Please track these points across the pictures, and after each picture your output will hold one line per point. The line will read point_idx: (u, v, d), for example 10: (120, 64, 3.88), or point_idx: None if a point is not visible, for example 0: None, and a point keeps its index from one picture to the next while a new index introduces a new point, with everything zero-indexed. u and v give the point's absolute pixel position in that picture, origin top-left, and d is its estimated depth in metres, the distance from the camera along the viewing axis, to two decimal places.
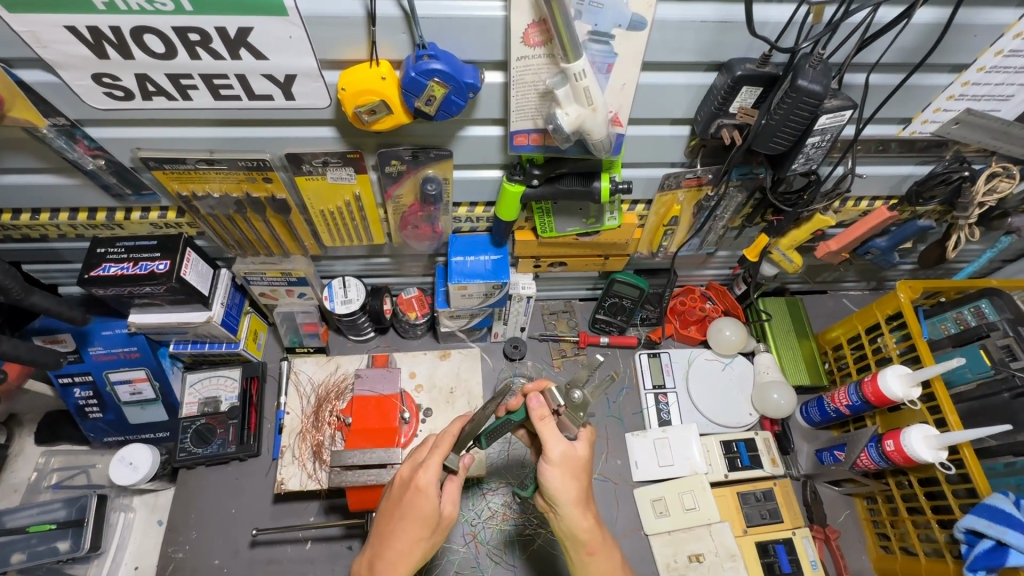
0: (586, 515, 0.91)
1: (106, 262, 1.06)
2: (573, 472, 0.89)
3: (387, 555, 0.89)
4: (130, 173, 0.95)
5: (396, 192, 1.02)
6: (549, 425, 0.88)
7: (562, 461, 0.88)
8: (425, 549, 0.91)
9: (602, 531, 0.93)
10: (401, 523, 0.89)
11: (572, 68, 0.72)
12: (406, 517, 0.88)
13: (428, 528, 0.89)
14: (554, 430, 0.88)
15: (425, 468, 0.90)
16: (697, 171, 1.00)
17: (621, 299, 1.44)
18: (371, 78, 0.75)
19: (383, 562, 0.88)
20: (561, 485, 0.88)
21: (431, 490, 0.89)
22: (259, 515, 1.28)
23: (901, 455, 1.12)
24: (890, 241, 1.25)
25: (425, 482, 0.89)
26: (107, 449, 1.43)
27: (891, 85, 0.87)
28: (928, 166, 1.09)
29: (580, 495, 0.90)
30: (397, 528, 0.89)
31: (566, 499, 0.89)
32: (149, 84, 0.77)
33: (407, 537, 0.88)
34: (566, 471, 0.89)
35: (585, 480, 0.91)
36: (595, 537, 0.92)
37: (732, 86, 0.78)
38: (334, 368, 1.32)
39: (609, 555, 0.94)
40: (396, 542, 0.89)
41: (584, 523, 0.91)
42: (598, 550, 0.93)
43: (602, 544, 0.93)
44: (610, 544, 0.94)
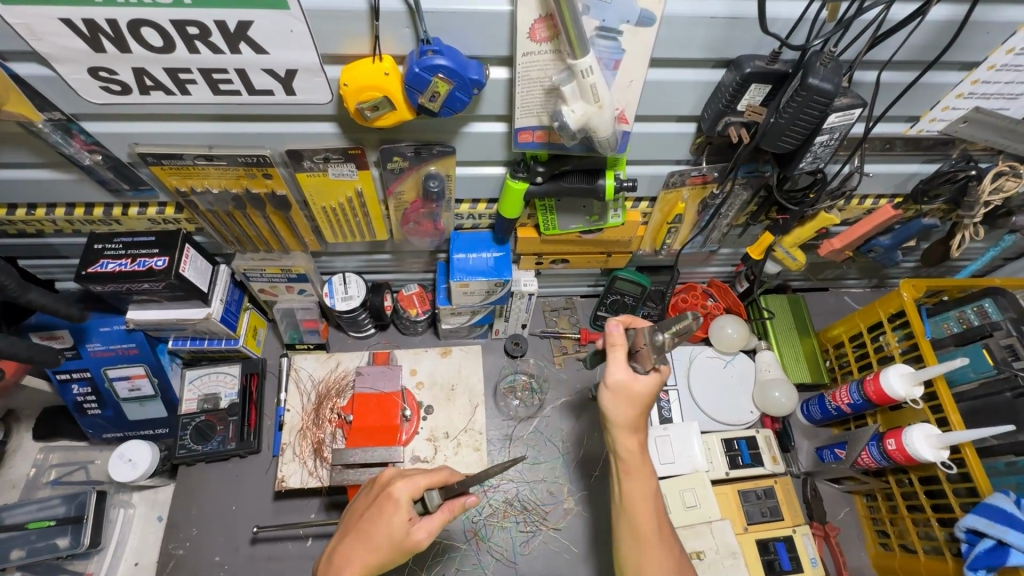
0: (636, 437, 0.93)
1: (104, 258, 1.05)
2: (636, 397, 0.91)
3: (345, 550, 0.90)
4: (127, 169, 0.93)
5: (398, 189, 1.01)
6: (618, 353, 0.94)
7: (619, 385, 0.92)
8: (382, 564, 0.89)
9: (643, 455, 0.93)
10: (363, 524, 0.90)
11: (579, 65, 0.71)
12: (372, 520, 0.90)
13: (388, 541, 0.88)
14: (620, 360, 0.94)
15: (404, 480, 0.92)
16: (703, 168, 0.99)
17: (623, 296, 1.44)
18: (374, 74, 0.74)
19: (340, 556, 0.90)
20: (620, 405, 0.92)
21: (402, 511, 0.89)
22: (260, 512, 1.28)
23: (903, 454, 1.12)
24: (893, 239, 1.25)
25: (397, 493, 0.90)
26: (106, 444, 1.42)
27: (903, 83, 0.85)
28: (934, 165, 1.08)
29: (637, 417, 0.92)
30: (359, 527, 0.90)
31: (620, 419, 0.92)
32: (147, 77, 0.75)
33: (365, 539, 0.89)
34: (620, 397, 0.92)
35: (645, 408, 0.92)
36: (635, 459, 0.93)
37: (740, 83, 0.78)
38: (335, 365, 1.30)
39: (646, 474, 0.93)
40: (356, 541, 0.90)
41: (631, 442, 0.93)
42: (636, 470, 0.93)
43: (639, 466, 0.93)
44: (647, 471, 0.94)
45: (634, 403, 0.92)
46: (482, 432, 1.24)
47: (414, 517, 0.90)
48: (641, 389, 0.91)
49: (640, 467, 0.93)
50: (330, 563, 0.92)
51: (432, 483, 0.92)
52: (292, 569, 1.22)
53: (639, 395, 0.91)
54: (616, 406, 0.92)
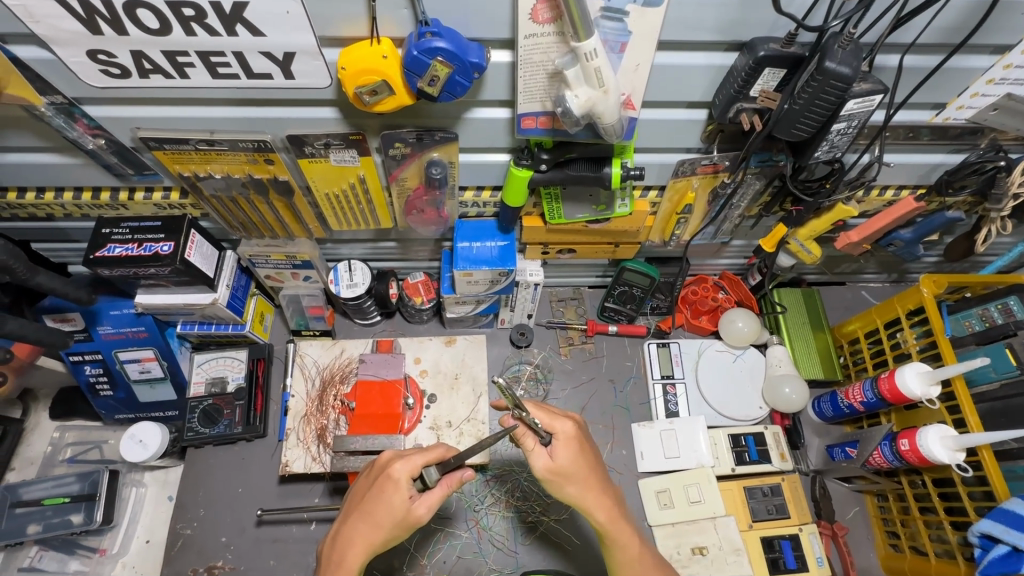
0: (604, 506, 0.91)
1: (112, 242, 1.06)
2: (568, 470, 0.89)
3: (349, 531, 0.91)
4: (131, 153, 0.93)
5: (401, 175, 0.99)
6: (528, 440, 0.89)
7: (548, 474, 0.89)
8: (385, 541, 0.90)
9: (620, 521, 0.93)
10: (364, 504, 0.91)
11: (583, 47, 0.68)
12: (373, 499, 0.90)
13: (390, 518, 0.89)
14: (535, 446, 0.89)
15: (403, 460, 0.91)
16: (714, 157, 0.96)
17: (630, 287, 1.42)
18: (371, 57, 0.72)
19: (343, 538, 0.92)
20: (569, 483, 0.90)
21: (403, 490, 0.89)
22: (265, 495, 1.30)
23: (916, 455, 1.09)
24: (915, 232, 1.21)
25: (396, 473, 0.89)
26: (119, 425, 1.45)
27: (927, 68, 0.81)
28: (961, 154, 1.04)
29: (588, 488, 0.91)
30: (361, 507, 0.91)
31: (583, 497, 0.91)
32: (146, 61, 0.75)
33: (367, 518, 0.90)
34: (555, 479, 0.90)
35: (589, 475, 0.90)
36: (611, 528, 0.92)
37: (753, 67, 0.74)
38: (339, 352, 1.30)
39: (629, 533, 0.93)
40: (360, 522, 0.90)
41: (602, 515, 0.92)
42: (619, 537, 0.93)
43: (622, 530, 0.93)
44: (630, 529, 0.93)
45: (572, 485, 0.90)
46: (484, 422, 1.25)
47: (414, 495, 0.90)
48: (568, 464, 0.89)
49: (622, 529, 0.92)
50: (334, 547, 0.93)
51: (431, 460, 0.91)
52: (296, 553, 1.24)
53: (573, 474, 0.89)
54: (559, 488, 0.90)
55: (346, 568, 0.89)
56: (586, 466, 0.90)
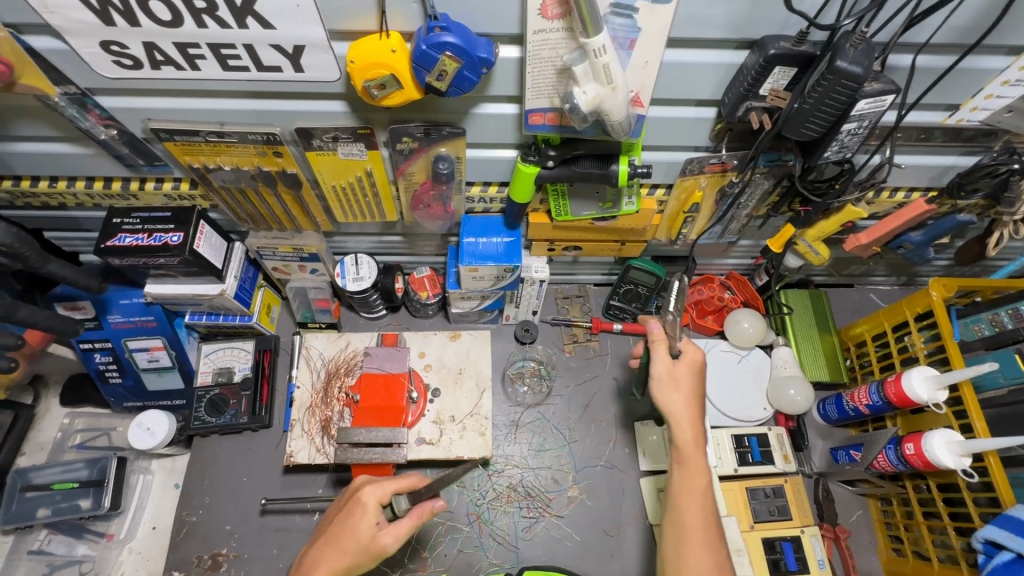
0: (692, 423, 0.91)
1: (122, 232, 1.07)
2: (684, 390, 0.93)
3: (315, 556, 0.89)
4: (141, 144, 0.94)
5: (408, 170, 0.99)
6: (661, 346, 0.95)
7: (664, 381, 0.93)
8: (349, 569, 0.87)
9: (698, 443, 0.91)
10: (333, 528, 0.90)
11: (591, 44, 0.68)
12: (344, 524, 0.89)
13: (356, 545, 0.87)
14: (661, 352, 0.94)
15: (375, 485, 0.91)
16: (722, 156, 0.95)
17: (636, 286, 1.42)
18: (381, 50, 0.72)
19: (309, 562, 0.89)
20: (677, 398, 0.92)
21: (371, 516, 0.88)
22: (269, 485, 1.31)
23: (922, 459, 1.09)
24: (925, 235, 1.21)
25: (365, 497, 0.89)
26: (127, 413, 1.47)
27: (941, 68, 0.80)
28: (974, 157, 1.02)
29: (689, 403, 0.92)
30: (329, 531, 0.90)
31: (680, 411, 0.91)
32: (158, 52, 0.75)
33: (332, 543, 0.88)
34: (666, 387, 0.93)
35: (697, 397, 0.93)
36: (689, 448, 0.90)
37: (763, 66, 0.73)
38: (345, 345, 1.32)
39: (700, 466, 0.89)
40: (327, 548, 0.88)
41: (688, 434, 0.90)
42: (688, 461, 0.90)
43: (693, 455, 0.90)
44: (702, 464, 0.90)
45: (680, 394, 0.92)
46: (487, 418, 1.26)
47: (382, 522, 0.89)
48: (683, 377, 0.93)
49: (694, 453, 0.90)
50: (299, 573, 0.90)
51: (400, 489, 0.91)
52: (299, 542, 1.26)
53: (684, 384, 0.93)
54: (663, 399, 0.93)
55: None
56: (695, 388, 0.93)
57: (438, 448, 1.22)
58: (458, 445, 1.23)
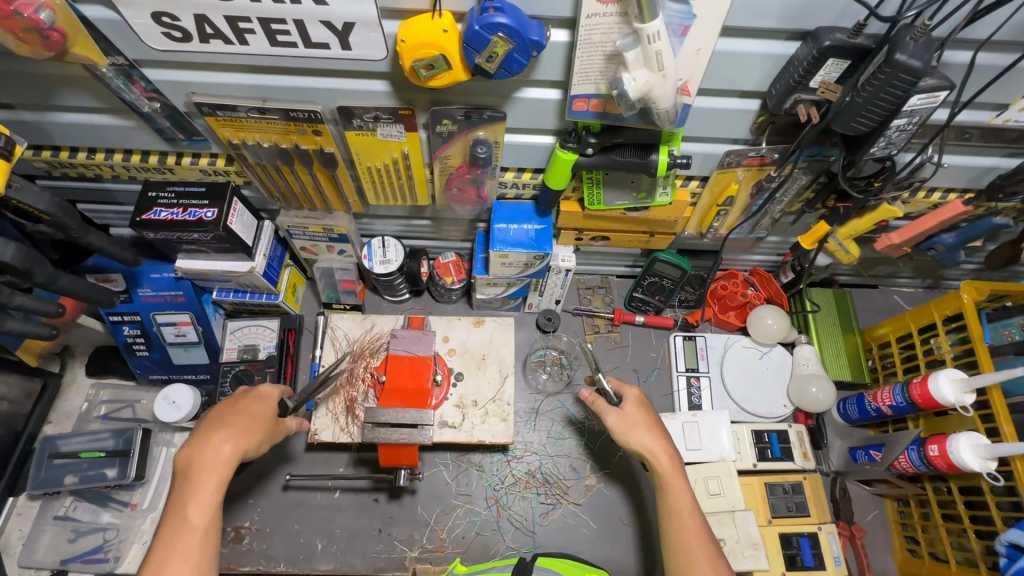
0: (663, 448, 0.98)
1: (157, 206, 1.09)
2: (641, 419, 1.01)
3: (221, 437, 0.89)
4: (183, 118, 0.95)
5: (444, 153, 1.00)
6: (603, 402, 1.05)
7: (618, 424, 1.02)
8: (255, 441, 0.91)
9: (676, 465, 0.97)
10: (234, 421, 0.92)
11: (646, 29, 0.67)
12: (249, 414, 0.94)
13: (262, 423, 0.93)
14: (606, 406, 1.04)
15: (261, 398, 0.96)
16: (762, 149, 0.94)
17: (660, 278, 1.41)
18: (431, 30, 0.72)
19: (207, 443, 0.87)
20: (638, 431, 1.00)
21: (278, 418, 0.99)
22: (291, 463, 1.33)
23: (945, 461, 1.09)
24: (959, 237, 1.19)
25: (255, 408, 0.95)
26: (152, 385, 1.49)
27: (999, 67, 0.78)
28: (1017, 159, 1.01)
29: (655, 438, 0.99)
30: (231, 411, 0.91)
31: (647, 442, 0.99)
32: (208, 25, 0.75)
33: (239, 423, 0.90)
34: (627, 429, 1.01)
35: (655, 425, 1.01)
36: (668, 473, 0.95)
37: (816, 58, 0.73)
38: (370, 326, 1.33)
39: (683, 489, 0.94)
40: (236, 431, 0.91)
41: (663, 460, 0.97)
42: (671, 481, 0.95)
43: (673, 475, 0.96)
44: (685, 486, 0.95)
45: (637, 431, 1.00)
46: (509, 403, 1.27)
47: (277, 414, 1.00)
48: (635, 415, 1.02)
49: (675, 471, 0.96)
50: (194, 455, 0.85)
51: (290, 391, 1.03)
52: (320, 519, 1.28)
53: (637, 421, 1.01)
54: (627, 438, 1.00)
55: (219, 460, 0.84)
56: (649, 420, 1.01)
57: (459, 432, 1.24)
58: (479, 430, 1.24)
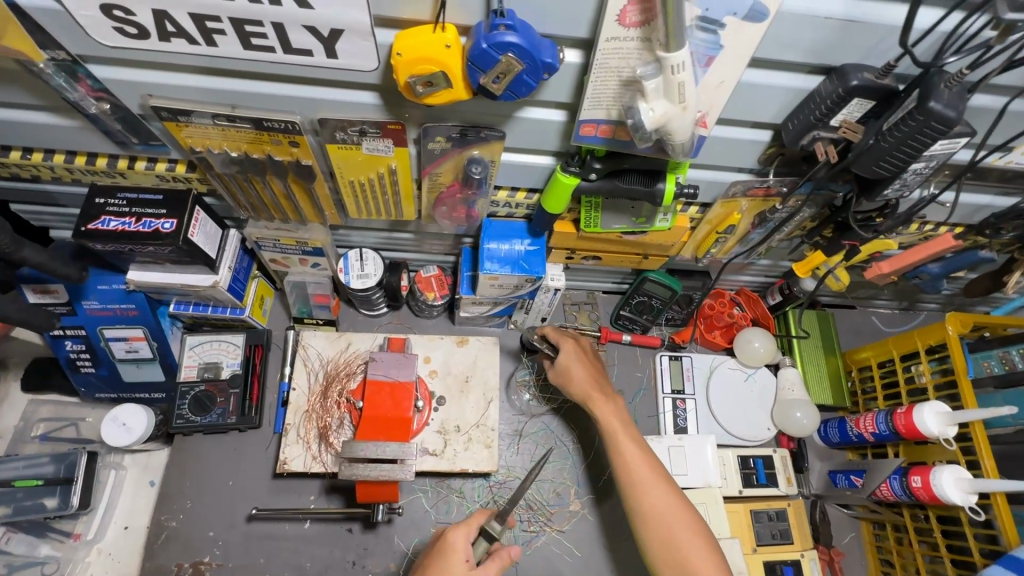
0: (593, 388, 1.10)
1: (106, 214, 0.97)
2: (575, 363, 1.12)
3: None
4: (137, 121, 0.83)
5: (435, 170, 0.92)
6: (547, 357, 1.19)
7: (558, 375, 1.15)
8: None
9: (602, 392, 1.10)
10: (439, 548, 0.92)
11: (671, 59, 0.61)
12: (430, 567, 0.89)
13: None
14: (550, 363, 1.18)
15: (458, 525, 0.93)
16: (769, 180, 0.91)
17: (649, 298, 1.37)
18: (432, 45, 0.64)
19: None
20: (574, 375, 1.12)
21: (460, 546, 0.90)
22: (257, 491, 1.23)
23: (928, 493, 1.10)
24: (943, 267, 1.21)
25: (455, 539, 0.91)
26: (98, 402, 1.36)
27: None
28: (1011, 198, 1.01)
29: (591, 376, 1.11)
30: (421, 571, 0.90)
31: (582, 386, 1.11)
32: (168, 22, 0.65)
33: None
34: (565, 377, 1.13)
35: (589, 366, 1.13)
36: (596, 403, 1.09)
37: (842, 96, 0.69)
38: (345, 346, 1.24)
39: (611, 411, 1.08)
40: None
41: (591, 393, 1.10)
42: (602, 408, 1.08)
43: (602, 400, 1.09)
44: (613, 410, 1.08)
45: (574, 375, 1.12)
46: (494, 429, 1.21)
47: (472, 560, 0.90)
48: (567, 362, 1.13)
49: (602, 401, 1.08)
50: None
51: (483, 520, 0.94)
52: (288, 551, 1.19)
53: (570, 368, 1.12)
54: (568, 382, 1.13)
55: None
56: (584, 364, 1.13)
57: (441, 459, 1.17)
58: (461, 458, 1.18)
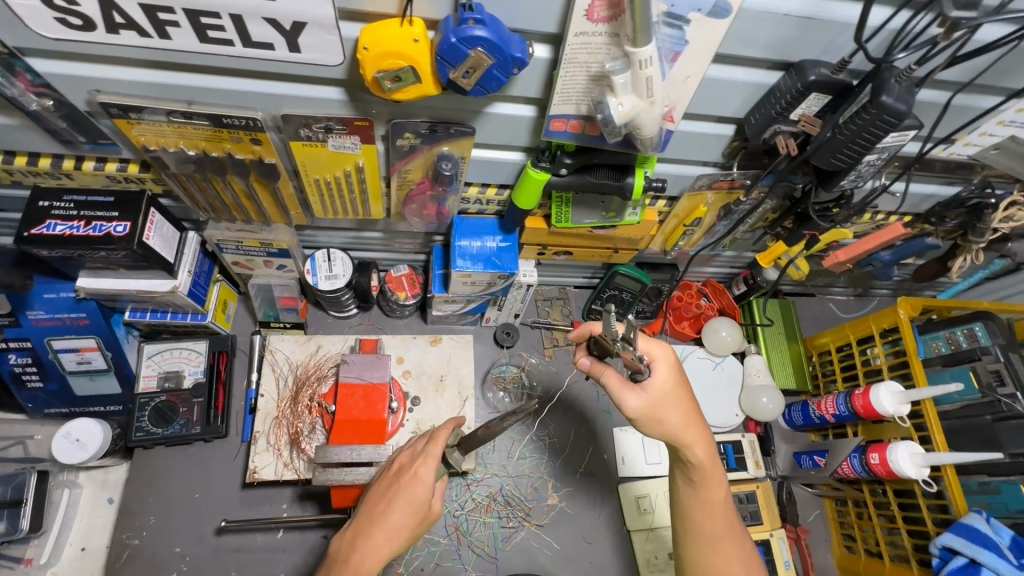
0: (702, 440, 0.85)
1: (51, 218, 0.91)
2: (666, 398, 0.84)
3: (370, 537, 0.82)
4: (84, 119, 0.78)
5: (404, 167, 0.90)
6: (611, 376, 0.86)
7: (647, 410, 0.84)
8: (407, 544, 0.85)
9: (712, 451, 0.87)
10: (403, 479, 0.86)
11: (638, 55, 0.62)
12: (393, 503, 0.84)
13: (415, 516, 0.83)
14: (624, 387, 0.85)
15: (426, 459, 0.86)
16: (733, 173, 0.93)
17: (620, 291, 1.39)
18: (400, 38, 0.63)
19: (365, 547, 0.81)
20: (666, 415, 0.84)
21: (427, 478, 0.85)
22: (226, 502, 1.19)
23: (885, 469, 1.15)
24: (893, 254, 1.26)
25: (425, 474, 0.85)
26: (48, 419, 1.28)
27: (980, 108, 0.81)
28: (954, 188, 1.08)
29: (688, 417, 0.85)
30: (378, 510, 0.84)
31: (684, 430, 0.84)
32: (117, 13, 0.61)
33: (388, 527, 0.82)
34: (656, 411, 0.84)
35: (685, 397, 0.85)
36: (706, 469, 0.86)
37: (800, 91, 0.71)
38: (315, 349, 1.21)
39: (719, 481, 0.87)
40: (383, 526, 0.83)
41: (698, 453, 0.85)
42: (707, 476, 0.87)
43: (712, 471, 0.87)
44: (719, 477, 0.88)
45: (671, 413, 0.84)
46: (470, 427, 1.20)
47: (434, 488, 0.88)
48: (667, 392, 0.84)
49: (709, 463, 0.86)
50: (348, 548, 0.83)
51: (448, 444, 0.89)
52: (261, 563, 1.15)
53: (670, 400, 0.84)
54: (658, 420, 0.84)
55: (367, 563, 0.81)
56: (686, 401, 0.85)
57: None
58: None
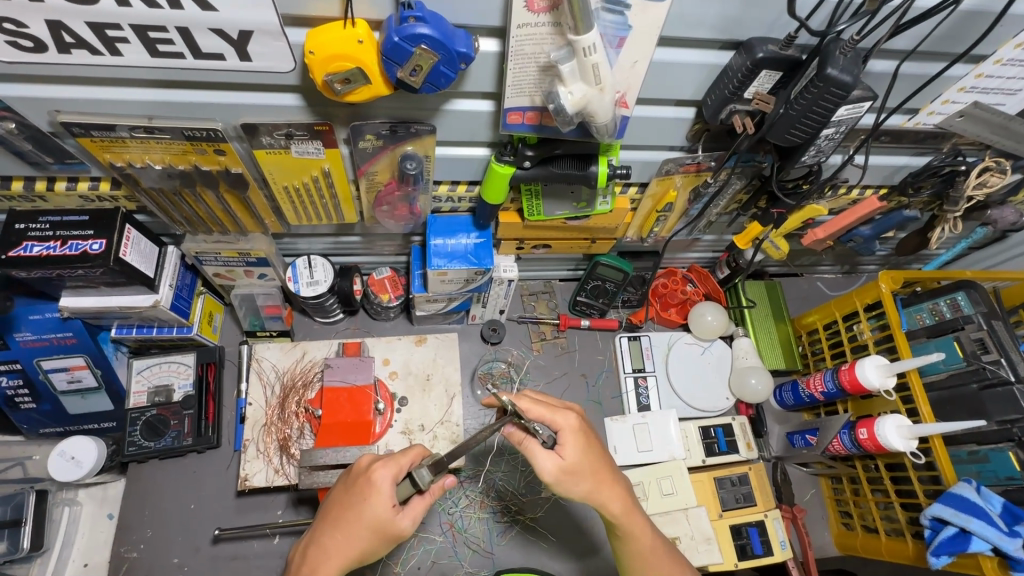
0: (618, 496, 0.88)
1: (28, 240, 0.93)
2: (579, 470, 0.85)
3: (322, 543, 0.84)
4: (48, 139, 0.80)
5: (371, 169, 0.91)
6: (532, 445, 0.86)
7: (559, 475, 0.85)
8: (363, 552, 0.84)
9: (631, 511, 0.89)
10: (358, 483, 0.84)
11: (581, 42, 0.63)
12: (349, 504, 0.84)
13: (365, 524, 0.82)
14: (539, 450, 0.85)
15: (384, 463, 0.85)
16: (698, 156, 0.93)
17: (603, 282, 1.40)
18: (345, 41, 0.63)
19: (318, 551, 0.84)
20: (579, 481, 0.85)
21: (381, 485, 0.83)
22: (222, 511, 1.21)
23: (873, 443, 1.15)
24: (874, 229, 1.24)
25: (379, 478, 0.83)
26: (46, 438, 1.30)
27: (928, 75, 0.82)
28: (925, 157, 1.07)
29: (597, 479, 0.86)
30: (336, 515, 0.84)
31: (597, 492, 0.87)
32: (66, 33, 0.63)
33: (341, 527, 0.83)
34: (566, 478, 0.85)
35: (597, 469, 0.87)
36: (621, 521, 0.88)
37: (750, 68, 0.72)
38: (301, 355, 1.23)
39: (643, 531, 0.90)
40: (333, 531, 0.83)
41: (616, 508, 0.88)
42: (634, 533, 0.90)
43: (637, 524, 0.90)
44: (642, 524, 0.91)
45: (583, 483, 0.85)
46: (458, 424, 1.20)
47: (397, 505, 0.84)
48: (577, 461, 0.85)
49: (627, 515, 0.89)
50: (306, 557, 0.86)
51: (413, 462, 0.87)
52: (258, 569, 1.17)
53: (582, 470, 0.85)
54: (567, 488, 0.86)
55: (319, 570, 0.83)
56: (592, 463, 0.86)
57: None
58: None
